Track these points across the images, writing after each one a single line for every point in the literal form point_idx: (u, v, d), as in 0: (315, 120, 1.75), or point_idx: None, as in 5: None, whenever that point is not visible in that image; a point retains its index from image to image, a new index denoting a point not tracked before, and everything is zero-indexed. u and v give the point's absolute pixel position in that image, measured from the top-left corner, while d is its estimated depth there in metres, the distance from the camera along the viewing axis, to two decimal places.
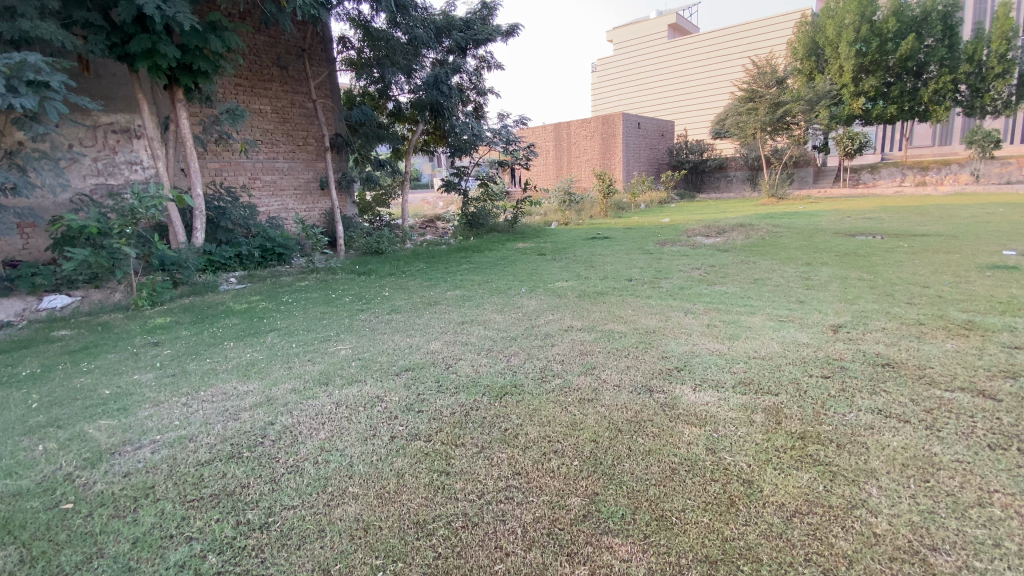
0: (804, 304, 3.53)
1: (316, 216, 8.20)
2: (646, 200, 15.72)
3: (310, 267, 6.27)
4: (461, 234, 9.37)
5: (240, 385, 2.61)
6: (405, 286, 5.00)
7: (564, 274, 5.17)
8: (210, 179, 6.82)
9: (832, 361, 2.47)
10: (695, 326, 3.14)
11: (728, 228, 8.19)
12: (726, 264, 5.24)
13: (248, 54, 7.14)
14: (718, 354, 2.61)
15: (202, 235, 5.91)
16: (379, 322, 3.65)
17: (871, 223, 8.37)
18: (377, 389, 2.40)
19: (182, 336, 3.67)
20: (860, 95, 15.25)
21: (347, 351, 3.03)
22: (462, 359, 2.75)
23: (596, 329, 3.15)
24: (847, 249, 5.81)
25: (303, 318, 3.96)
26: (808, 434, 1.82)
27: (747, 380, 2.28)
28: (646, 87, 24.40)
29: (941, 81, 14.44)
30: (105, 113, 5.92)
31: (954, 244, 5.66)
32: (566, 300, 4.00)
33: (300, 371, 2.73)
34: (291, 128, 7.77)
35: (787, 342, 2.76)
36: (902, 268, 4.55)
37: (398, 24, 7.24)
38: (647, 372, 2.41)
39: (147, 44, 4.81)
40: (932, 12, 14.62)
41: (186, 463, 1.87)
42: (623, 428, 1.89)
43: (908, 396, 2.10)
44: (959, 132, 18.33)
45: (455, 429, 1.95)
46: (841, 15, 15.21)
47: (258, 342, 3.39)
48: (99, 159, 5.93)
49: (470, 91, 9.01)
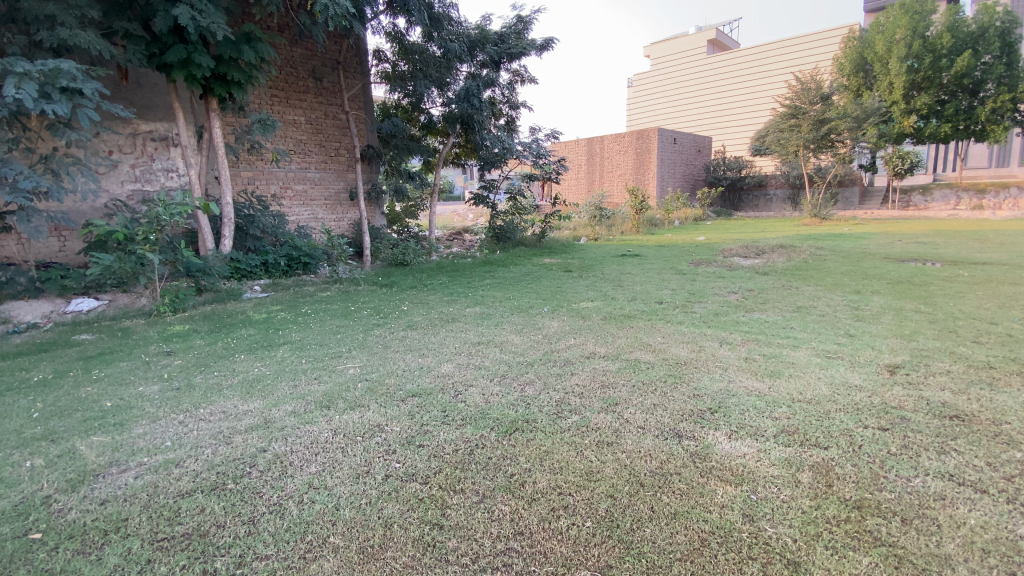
0: (853, 338, 3.21)
1: (345, 226, 8.23)
2: (680, 217, 15.32)
3: (333, 277, 6.22)
4: (488, 247, 9.26)
5: (241, 404, 2.49)
6: (426, 301, 4.88)
7: (590, 293, 4.96)
8: (242, 187, 6.92)
9: (889, 410, 2.17)
10: (731, 359, 2.86)
11: (767, 249, 7.80)
12: (765, 289, 4.91)
13: (284, 66, 7.26)
14: (757, 396, 2.34)
15: (230, 243, 5.94)
16: (393, 339, 3.51)
17: (924, 248, 7.82)
18: (379, 416, 2.24)
19: (196, 345, 3.61)
20: (912, 113, 14.53)
21: (355, 370, 2.88)
22: (473, 386, 2.56)
23: (621, 358, 2.91)
24: (900, 276, 5.37)
25: (318, 331, 3.86)
26: (865, 502, 1.55)
27: (791, 429, 2.01)
28: (684, 102, 23.98)
29: (1001, 99, 13.54)
30: (145, 121, 6.10)
31: (1021, 275, 5.15)
32: (591, 323, 3.78)
33: (304, 392, 2.59)
34: (324, 139, 7.84)
35: (836, 384, 2.47)
36: (964, 300, 4.13)
37: (433, 38, 7.25)
38: (676, 413, 2.16)
39: (182, 54, 4.89)
40: (992, 27, 13.85)
41: (166, 494, 1.74)
42: (646, 482, 1.66)
43: (984, 459, 1.78)
44: (1018, 154, 17.17)
45: (456, 470, 1.76)
46: (891, 30, 14.60)
47: (268, 355, 3.29)
48: (137, 166, 6.08)
49: (503, 104, 8.94)
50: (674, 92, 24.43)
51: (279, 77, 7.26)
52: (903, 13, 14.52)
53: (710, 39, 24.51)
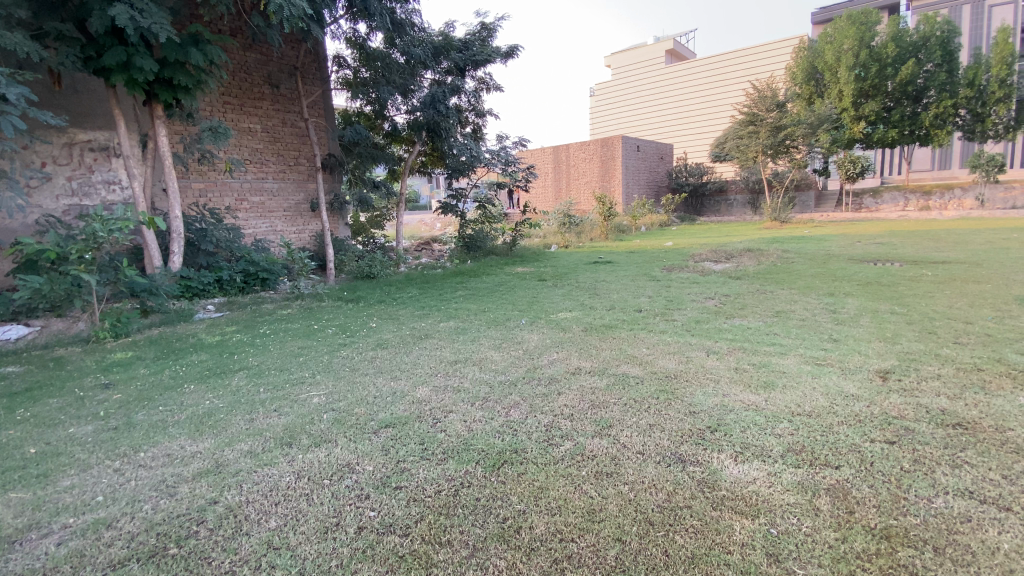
0: (838, 343, 3.15)
1: (306, 238, 7.84)
2: (646, 223, 15.48)
3: (294, 292, 5.86)
4: (458, 257, 9.04)
5: (190, 444, 2.20)
6: (396, 316, 4.62)
7: (567, 303, 4.81)
8: (193, 200, 6.50)
9: (893, 421, 2.08)
10: (721, 370, 2.74)
11: (736, 253, 7.87)
12: (741, 294, 4.87)
13: (237, 71, 6.87)
14: (755, 410, 2.22)
15: (179, 259, 5.50)
16: (362, 361, 3.26)
17: (883, 248, 8.05)
18: (349, 453, 1.99)
19: (140, 375, 3.25)
20: (861, 119, 15.18)
21: (320, 399, 2.61)
22: (453, 412, 2.34)
23: (608, 373, 2.75)
24: (868, 277, 5.45)
25: (278, 354, 3.54)
26: (892, 531, 1.42)
27: (798, 446, 1.89)
28: (646, 110, 24.43)
29: (942, 105, 14.36)
30: (83, 130, 5.64)
31: (981, 273, 5.31)
32: (571, 335, 3.61)
33: (262, 427, 2.32)
34: (282, 148, 7.48)
35: (832, 394, 2.37)
36: (935, 300, 4.19)
37: (396, 44, 7.07)
38: (674, 434, 2.01)
39: (122, 57, 4.51)
40: (931, 37, 14.64)
41: (94, 566, 1.45)
42: (656, 520, 1.49)
43: (999, 472, 1.69)
44: (959, 156, 18.21)
45: (440, 517, 1.55)
46: (839, 41, 15.24)
47: (222, 385, 2.97)
48: (75, 179, 5.60)
49: (469, 112, 8.79)
50: (636, 101, 24.88)
51: (232, 84, 6.87)
52: (850, 24, 15.22)
53: (668, 49, 25.15)
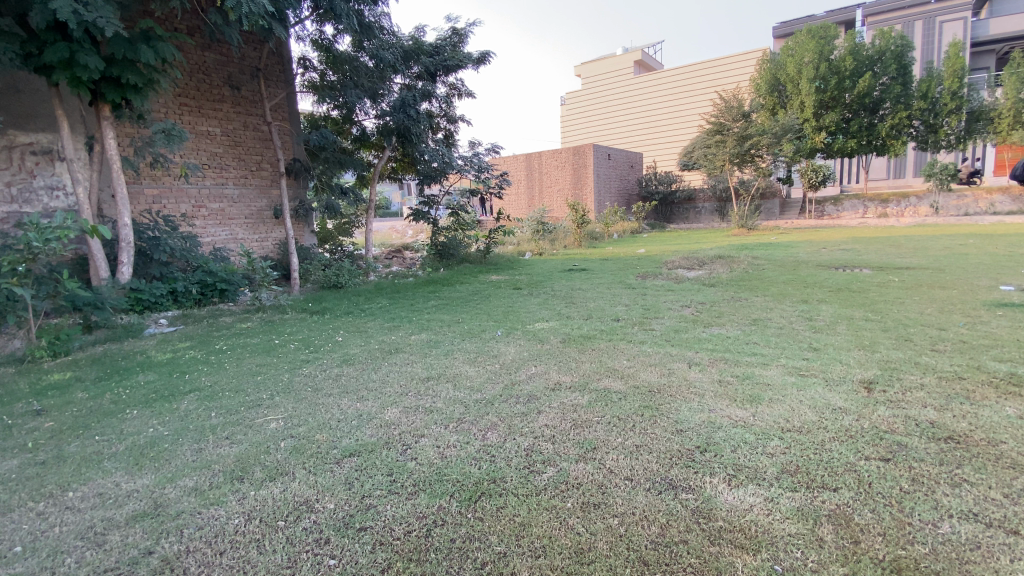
0: (819, 351, 3.11)
1: (269, 246, 7.50)
2: (619, 230, 15.58)
3: (254, 305, 5.54)
4: (430, 265, 8.81)
5: (127, 481, 1.96)
6: (363, 329, 4.39)
7: (543, 313, 4.67)
8: (146, 207, 6.11)
9: (885, 436, 2.00)
10: (704, 382, 2.63)
11: (708, 260, 7.93)
12: (716, 301, 4.83)
13: (195, 72, 6.54)
14: (743, 426, 2.11)
15: (129, 270, 5.12)
16: (325, 379, 3.04)
17: (848, 254, 8.25)
18: (307, 489, 1.80)
19: (77, 400, 2.93)
20: (822, 130, 15.72)
21: (278, 425, 2.39)
22: (425, 436, 2.16)
23: (590, 388, 2.61)
24: (838, 283, 5.52)
25: (233, 373, 3.27)
26: (902, 563, 1.32)
27: (792, 467, 1.79)
28: (616, 119, 24.72)
29: (898, 116, 15.02)
30: (23, 132, 5.24)
31: (946, 278, 5.46)
32: (549, 347, 3.47)
33: (211, 458, 2.09)
34: (243, 152, 7.15)
35: (820, 406, 2.29)
36: (906, 306, 4.24)
37: (364, 47, 6.89)
38: (662, 456, 1.88)
39: (64, 54, 4.17)
40: (886, 52, 15.31)
41: None
42: (651, 562, 1.35)
43: (1000, 491, 1.62)
44: (913, 166, 19.04)
45: (410, 564, 1.38)
46: (800, 54, 15.76)
47: (169, 409, 2.70)
48: (14, 184, 5.17)
49: (440, 118, 8.66)
50: (606, 110, 25.18)
51: (189, 85, 6.52)
52: (810, 38, 15.77)
53: (637, 59, 25.52)
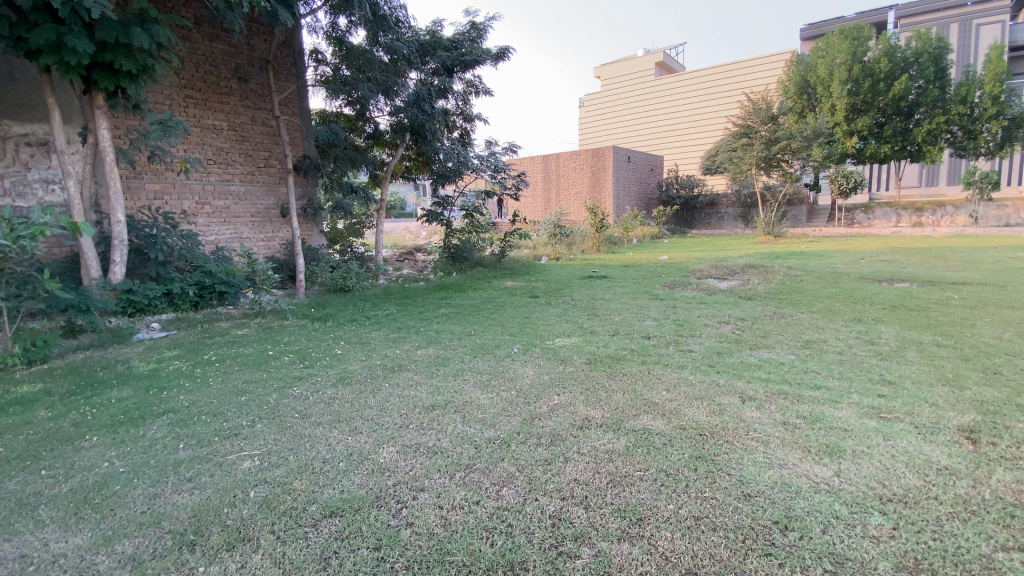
0: (895, 385, 2.64)
1: (276, 246, 7.19)
2: (638, 235, 15.06)
3: (254, 309, 5.18)
4: (442, 268, 8.45)
5: (57, 539, 1.58)
6: (366, 340, 3.99)
7: (564, 326, 4.22)
8: (146, 203, 5.83)
9: (1018, 514, 1.53)
10: (766, 426, 2.16)
11: (739, 270, 7.42)
12: (758, 317, 4.36)
13: (201, 63, 6.27)
14: (825, 489, 1.67)
15: (122, 269, 4.79)
16: (315, 403, 2.64)
17: (890, 266, 7.67)
18: (271, 568, 1.40)
19: (35, 419, 2.58)
20: (854, 134, 15.04)
21: (252, 465, 1.99)
22: (427, 489, 1.75)
23: (625, 429, 2.17)
24: (890, 300, 4.99)
25: (216, 391, 2.90)
26: None
27: (910, 562, 1.34)
28: (636, 122, 24.16)
29: (935, 121, 14.30)
30: (17, 122, 4.98)
31: (1009, 296, 4.92)
32: (572, 370, 3.04)
33: (164, 511, 1.69)
34: (250, 148, 6.84)
35: (917, 464, 1.83)
36: (978, 330, 3.72)
37: (379, 40, 6.54)
38: (730, 536, 1.45)
39: (52, 36, 3.86)
40: (924, 54, 14.57)
41: None
42: None
43: None
44: (948, 173, 18.23)
45: None
46: (832, 55, 15.08)
47: (135, 436, 2.33)
48: (6, 176, 4.92)
49: (456, 116, 8.31)
50: (625, 112, 24.63)
51: (195, 76, 6.24)
52: (843, 39, 15.06)
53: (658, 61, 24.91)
